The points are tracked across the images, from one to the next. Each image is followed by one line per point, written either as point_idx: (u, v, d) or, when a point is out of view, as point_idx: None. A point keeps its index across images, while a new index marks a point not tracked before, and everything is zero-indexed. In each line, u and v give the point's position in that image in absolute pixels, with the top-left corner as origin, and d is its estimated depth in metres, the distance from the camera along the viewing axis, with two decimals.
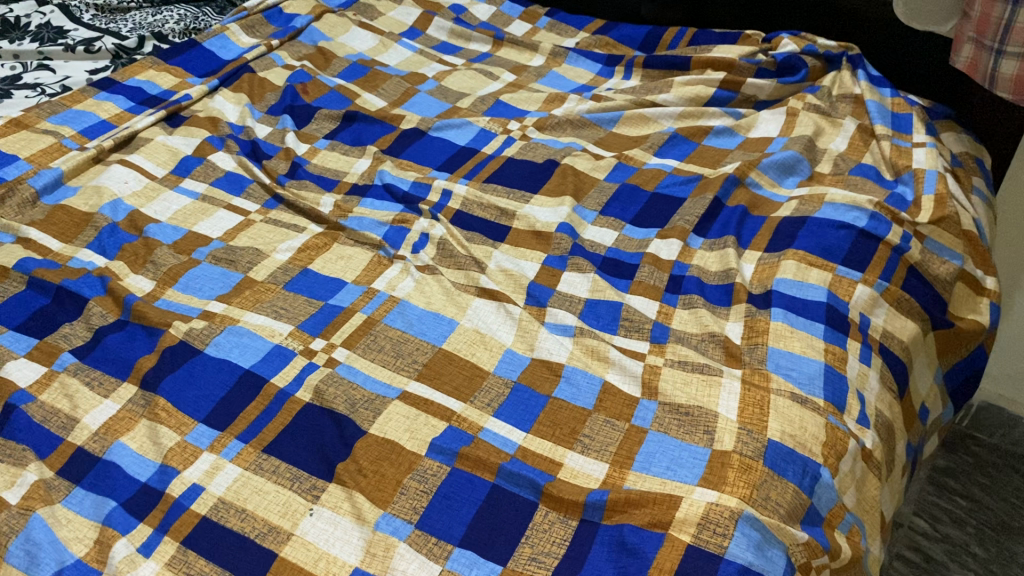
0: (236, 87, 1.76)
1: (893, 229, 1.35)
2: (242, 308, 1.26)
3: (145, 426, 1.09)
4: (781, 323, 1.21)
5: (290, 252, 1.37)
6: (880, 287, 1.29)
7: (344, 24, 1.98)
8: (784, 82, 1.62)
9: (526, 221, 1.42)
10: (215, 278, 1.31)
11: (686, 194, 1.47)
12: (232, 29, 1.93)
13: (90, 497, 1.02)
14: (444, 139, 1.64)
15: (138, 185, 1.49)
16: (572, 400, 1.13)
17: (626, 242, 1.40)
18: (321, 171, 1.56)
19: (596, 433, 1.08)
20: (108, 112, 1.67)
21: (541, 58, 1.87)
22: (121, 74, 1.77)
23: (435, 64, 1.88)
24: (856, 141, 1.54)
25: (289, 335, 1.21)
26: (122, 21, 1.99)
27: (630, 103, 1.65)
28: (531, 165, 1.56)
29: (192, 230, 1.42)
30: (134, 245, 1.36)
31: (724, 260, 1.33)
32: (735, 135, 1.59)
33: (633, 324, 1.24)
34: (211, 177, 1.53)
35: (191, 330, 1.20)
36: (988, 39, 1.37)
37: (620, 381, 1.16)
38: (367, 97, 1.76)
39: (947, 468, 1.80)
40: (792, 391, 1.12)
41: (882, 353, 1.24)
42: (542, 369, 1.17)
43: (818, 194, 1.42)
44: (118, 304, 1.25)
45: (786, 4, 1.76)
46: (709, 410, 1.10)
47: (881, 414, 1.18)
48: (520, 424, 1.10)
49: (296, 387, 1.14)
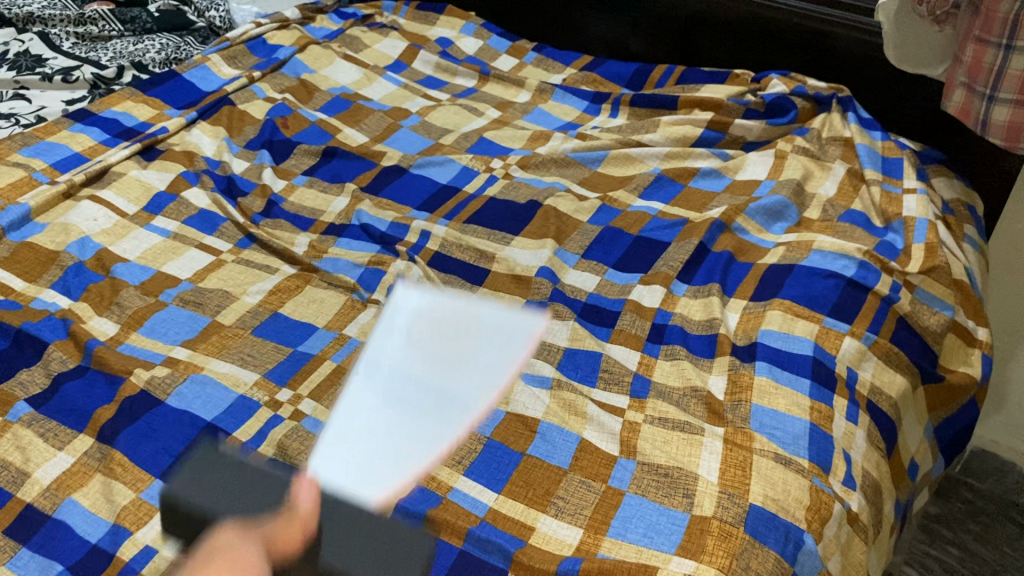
0: (214, 120, 1.72)
1: (882, 279, 1.31)
2: (207, 355, 1.21)
3: (99, 482, 1.04)
4: (765, 379, 1.17)
5: (260, 295, 1.33)
6: (869, 340, 1.24)
7: (329, 56, 1.96)
8: (772, 124, 1.60)
9: (506, 265, 1.38)
10: (182, 322, 1.27)
11: (671, 238, 1.43)
12: (214, 59, 1.90)
13: (36, 559, 0.96)
14: (426, 177, 1.60)
15: (108, 223, 1.45)
16: (548, 459, 1.08)
17: (608, 287, 1.36)
18: (298, 209, 1.53)
19: (571, 494, 1.04)
20: (82, 145, 1.63)
21: (527, 94, 1.85)
22: (97, 105, 1.73)
23: (419, 98, 1.85)
24: (844, 186, 1.50)
25: (254, 385, 1.17)
26: (103, 49, 1.95)
27: (616, 143, 1.63)
28: (514, 206, 1.52)
29: (160, 270, 1.37)
30: (99, 286, 1.32)
31: (707, 309, 1.28)
32: (721, 177, 1.56)
33: (613, 376, 1.20)
34: (184, 214, 1.49)
35: (152, 378, 1.15)
36: (980, 85, 1.34)
37: (597, 438, 1.11)
38: (349, 132, 1.73)
39: (938, 515, 1.75)
40: (775, 451, 1.07)
41: (869, 410, 1.19)
42: (516, 424, 1.13)
43: (806, 241, 1.39)
44: (80, 349, 1.21)
45: (774, 45, 1.74)
46: (689, 472, 1.05)
47: (868, 475, 1.13)
48: (492, 484, 1.05)
49: (259, 441, 1.08)
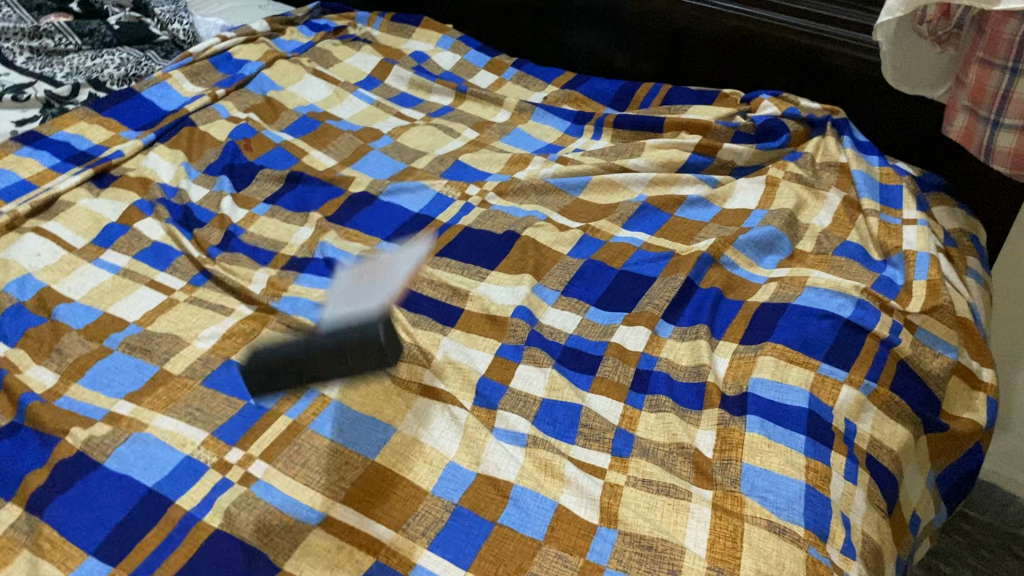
0: (173, 142, 1.63)
1: (881, 319, 1.23)
2: (153, 410, 1.11)
3: (26, 560, 0.95)
4: (758, 435, 1.08)
5: (212, 340, 1.22)
6: (868, 388, 1.16)
7: (297, 72, 1.86)
8: (763, 148, 1.51)
9: (480, 302, 1.29)
10: (126, 370, 1.17)
11: (656, 273, 1.34)
12: (175, 76, 1.80)
13: None
14: (395, 205, 1.51)
15: (52, 258, 1.35)
16: (521, 528, 0.99)
17: (590, 328, 1.27)
18: (258, 241, 1.43)
19: (546, 570, 0.94)
20: (30, 171, 1.53)
21: (505, 113, 1.75)
22: (49, 127, 1.63)
23: (392, 117, 1.75)
24: (841, 216, 1.41)
25: (202, 444, 1.06)
26: (59, 64, 1.85)
27: (598, 168, 1.54)
28: (489, 237, 1.43)
29: (107, 311, 1.27)
30: (39, 330, 1.23)
31: (695, 354, 1.19)
32: (709, 206, 1.47)
33: (593, 432, 1.10)
34: (135, 247, 1.39)
35: (90, 439, 1.06)
36: (984, 109, 1.24)
37: (575, 502, 1.02)
38: (316, 155, 1.63)
39: (935, 550, 1.63)
40: (768, 519, 0.99)
41: (869, 467, 1.11)
42: (487, 488, 1.03)
43: (799, 277, 1.30)
44: (13, 404, 1.11)
45: (765, 62, 1.65)
46: (674, 543, 0.96)
47: (869, 539, 1.04)
48: (459, 559, 0.96)
49: (205, 509, 0.99)
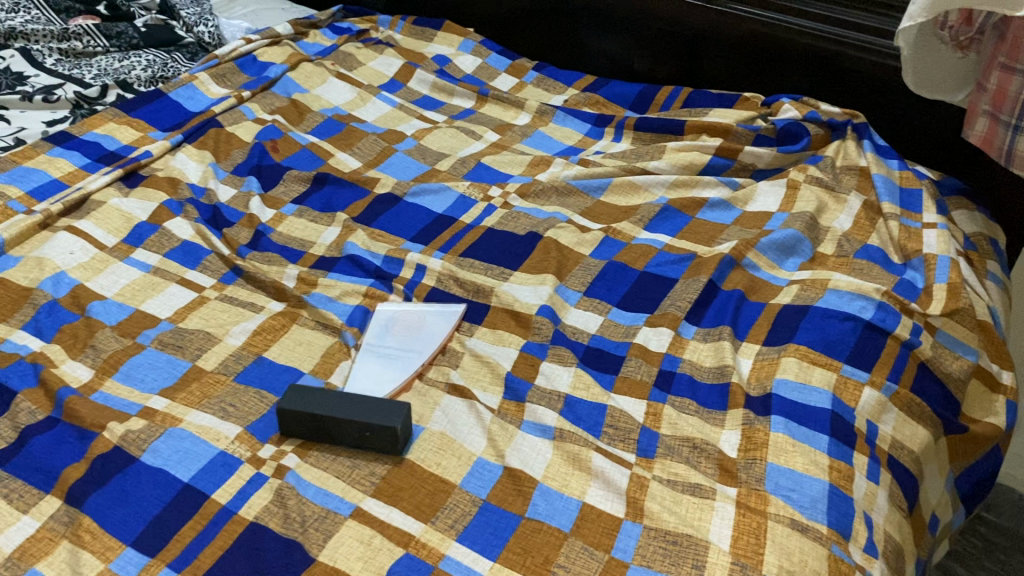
0: (200, 143, 1.65)
1: (902, 322, 1.24)
2: (187, 405, 1.13)
3: (66, 549, 0.97)
4: (782, 435, 1.09)
5: (244, 336, 1.25)
6: (889, 390, 1.17)
7: (321, 74, 1.88)
8: (784, 151, 1.52)
9: (505, 300, 1.31)
10: (160, 367, 1.19)
11: (678, 274, 1.36)
12: (201, 78, 1.82)
13: None
14: (419, 206, 1.53)
15: (85, 256, 1.38)
16: (547, 520, 1.01)
17: (612, 329, 1.28)
18: (286, 241, 1.45)
19: (572, 562, 0.96)
20: (61, 170, 1.56)
21: (527, 116, 1.77)
22: (79, 128, 1.66)
23: (415, 120, 1.78)
24: (861, 219, 1.43)
25: (235, 438, 1.09)
26: (87, 66, 1.88)
27: (620, 170, 1.55)
28: (512, 238, 1.44)
29: (139, 309, 1.30)
30: (74, 326, 1.25)
31: (718, 355, 1.21)
32: (731, 208, 1.48)
33: (618, 432, 1.12)
34: (165, 247, 1.42)
35: (126, 433, 1.08)
36: (1005, 114, 1.25)
37: (601, 497, 1.04)
38: (341, 157, 1.66)
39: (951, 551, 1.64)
40: (791, 517, 1.00)
41: (891, 467, 1.12)
42: (513, 483, 1.06)
43: (821, 279, 1.31)
44: (50, 398, 1.14)
45: (785, 66, 1.67)
46: (699, 539, 0.98)
47: (890, 539, 1.06)
48: (486, 550, 0.98)
49: (240, 503, 1.02)
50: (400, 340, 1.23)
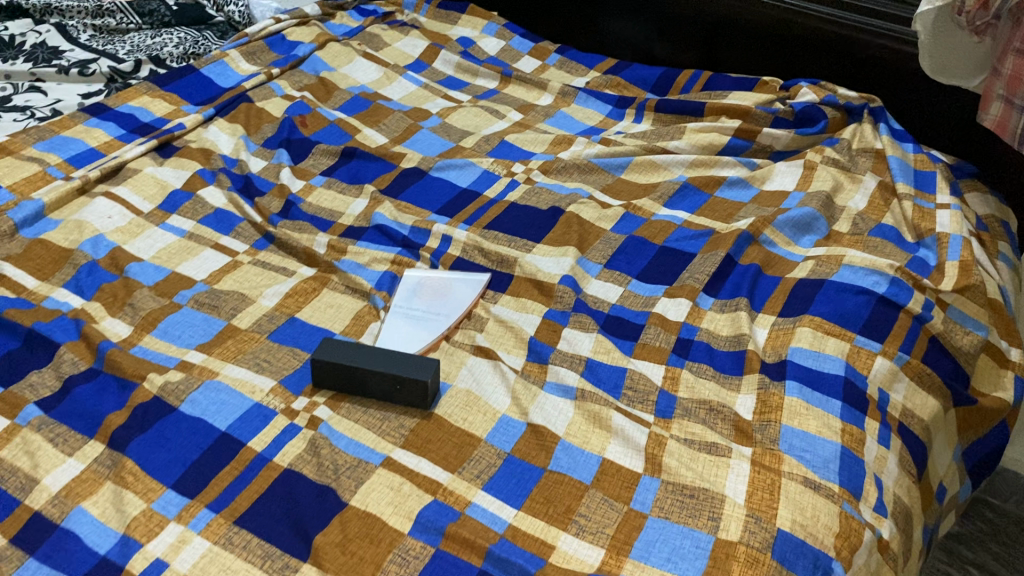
0: (232, 117, 1.70)
1: (915, 296, 1.28)
2: (223, 359, 1.18)
3: (110, 490, 1.01)
4: (796, 399, 1.13)
5: (277, 298, 1.30)
6: (901, 360, 1.21)
7: (348, 54, 1.93)
8: (801, 133, 1.56)
9: (528, 269, 1.34)
10: (196, 325, 1.24)
11: (696, 249, 1.39)
12: (232, 55, 1.87)
13: (43, 570, 0.93)
14: (445, 180, 1.57)
15: (122, 221, 1.43)
16: (569, 473, 1.06)
17: (632, 299, 1.32)
18: (316, 211, 1.50)
19: (593, 512, 1.01)
20: (97, 140, 1.61)
21: (549, 97, 1.81)
22: (114, 100, 1.70)
23: (440, 99, 1.82)
24: (876, 200, 1.46)
25: (270, 391, 1.14)
26: (120, 42, 1.92)
27: (641, 149, 1.59)
28: (535, 212, 1.48)
29: (175, 271, 1.35)
30: (113, 286, 1.30)
31: (735, 324, 1.25)
32: (749, 187, 1.52)
33: (637, 394, 1.16)
34: (199, 213, 1.47)
35: (166, 384, 1.13)
36: (1019, 98, 1.28)
37: (621, 453, 1.08)
38: (368, 133, 1.70)
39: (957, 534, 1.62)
40: (804, 475, 1.04)
41: (901, 434, 1.16)
42: (536, 438, 1.10)
43: (836, 255, 1.35)
44: (91, 351, 1.18)
45: (804, 51, 1.71)
46: (716, 493, 1.02)
47: (899, 501, 1.10)
48: (511, 499, 1.02)
49: (275, 451, 1.06)
50: (427, 303, 1.28)
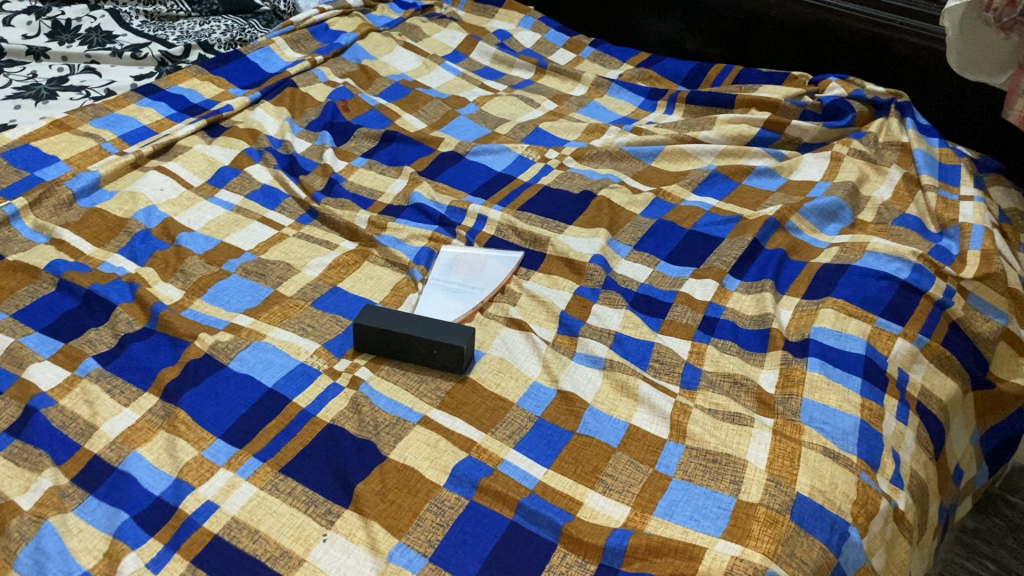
0: (277, 100, 1.76)
1: (936, 283, 1.32)
2: (270, 323, 1.25)
3: (163, 438, 1.07)
4: (818, 374, 1.17)
5: (320, 269, 1.36)
6: (921, 342, 1.25)
7: (389, 44, 2.00)
8: (829, 126, 1.61)
9: (560, 248, 1.39)
10: (244, 291, 1.31)
11: (724, 234, 1.44)
12: (278, 42, 1.94)
13: (103, 507, 0.99)
14: (481, 164, 1.63)
15: (173, 193, 1.50)
16: (596, 436, 1.10)
17: (660, 279, 1.37)
18: (357, 189, 1.56)
19: (619, 472, 1.06)
20: (150, 119, 1.68)
21: (583, 88, 1.87)
22: (165, 81, 1.78)
23: (476, 88, 1.88)
24: (900, 190, 1.51)
25: (314, 353, 1.20)
26: (170, 28, 1.99)
27: (671, 138, 1.64)
28: (567, 196, 1.54)
29: (224, 241, 1.41)
30: (165, 253, 1.37)
31: (760, 305, 1.29)
32: (776, 176, 1.57)
33: (664, 365, 1.21)
34: (246, 189, 1.53)
35: (216, 343, 1.19)
36: None
37: (647, 421, 1.13)
38: (407, 118, 1.76)
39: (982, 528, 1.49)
40: (824, 445, 1.08)
41: (919, 412, 1.19)
42: (566, 404, 1.15)
43: (860, 242, 1.39)
44: (145, 311, 1.25)
45: (835, 48, 1.76)
46: (738, 458, 1.06)
47: (916, 475, 1.13)
48: (541, 459, 1.07)
49: (318, 408, 1.12)
50: (462, 277, 1.33)
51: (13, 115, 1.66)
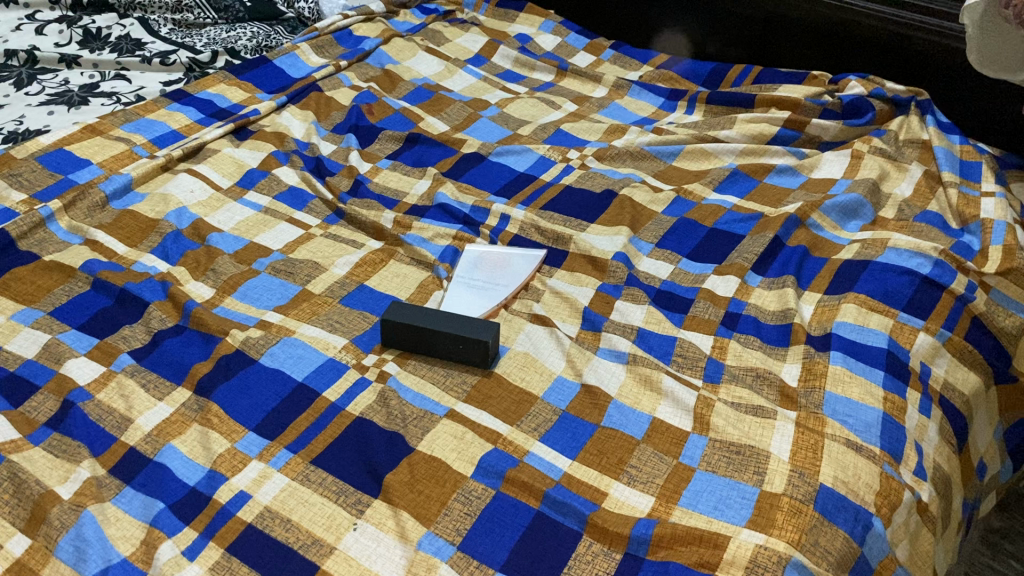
0: (303, 104, 1.80)
1: (958, 278, 1.32)
2: (299, 320, 1.27)
3: (197, 431, 1.10)
4: (840, 367, 1.18)
5: (348, 267, 1.39)
6: (943, 336, 1.26)
7: (411, 49, 2.03)
8: (849, 124, 1.62)
9: (582, 246, 1.41)
10: (274, 289, 1.34)
11: (746, 231, 1.45)
12: (302, 48, 1.97)
13: (139, 497, 1.02)
14: (504, 164, 1.65)
15: (203, 195, 1.53)
16: (621, 429, 1.12)
17: (682, 276, 1.38)
18: (382, 190, 1.59)
19: (643, 464, 1.07)
20: (179, 123, 1.72)
21: (603, 90, 1.90)
22: (193, 87, 1.81)
23: (498, 91, 1.91)
24: (921, 187, 1.52)
25: (342, 348, 1.23)
26: (197, 35, 2.03)
27: (692, 138, 1.66)
28: (589, 195, 1.55)
29: (253, 241, 1.45)
30: (196, 253, 1.40)
31: (782, 300, 1.30)
32: (797, 174, 1.58)
33: (687, 360, 1.22)
34: (274, 190, 1.57)
35: (247, 339, 1.22)
36: None
37: (670, 413, 1.14)
38: (430, 121, 1.79)
39: (1009, 527, 1.47)
40: (847, 437, 1.09)
41: (942, 405, 1.20)
42: (590, 398, 1.16)
43: (881, 239, 1.39)
44: (177, 309, 1.28)
45: (854, 47, 1.78)
46: (762, 450, 1.07)
47: (939, 467, 1.14)
48: (566, 450, 1.09)
49: (347, 401, 1.15)
50: (487, 274, 1.35)
51: (46, 120, 1.69)
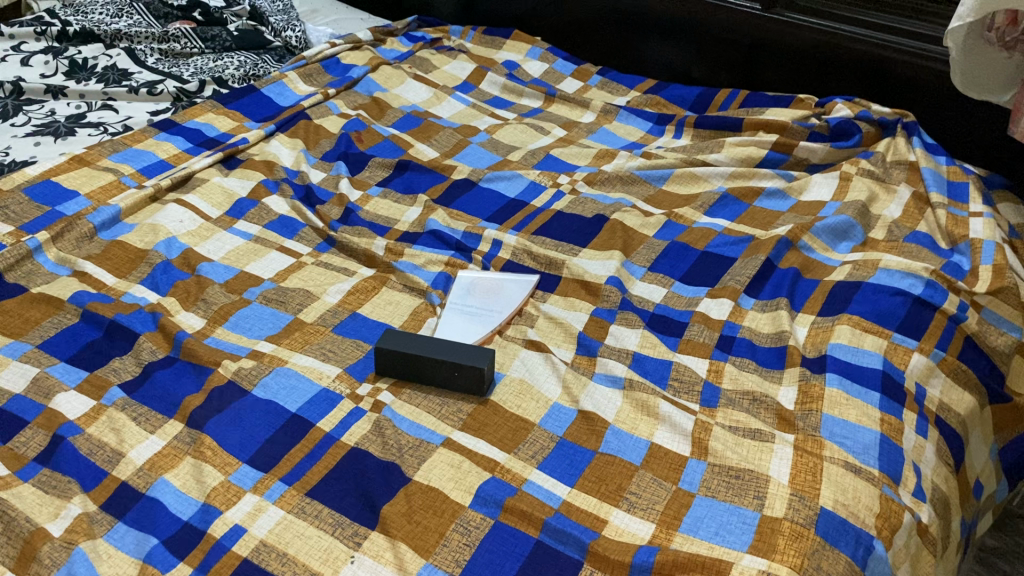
0: (292, 132, 1.80)
1: (950, 298, 1.33)
2: (291, 349, 1.26)
3: (189, 464, 1.08)
4: (836, 390, 1.18)
5: (340, 295, 1.38)
6: (937, 356, 1.26)
7: (399, 76, 2.03)
8: (837, 146, 1.63)
9: (575, 271, 1.41)
10: (265, 319, 1.33)
11: (737, 254, 1.45)
12: (290, 76, 1.97)
13: (131, 533, 1.00)
14: (494, 191, 1.65)
15: (192, 225, 1.53)
16: (619, 455, 1.11)
17: (676, 299, 1.38)
18: (373, 217, 1.58)
19: (643, 490, 1.06)
20: (167, 152, 1.71)
21: (592, 115, 1.91)
22: (181, 116, 1.81)
23: (487, 117, 1.92)
24: (910, 209, 1.53)
25: (336, 378, 1.22)
26: (184, 65, 2.02)
27: (681, 162, 1.67)
28: (580, 220, 1.55)
29: (244, 269, 1.44)
30: (186, 283, 1.38)
31: (776, 323, 1.31)
32: (786, 197, 1.59)
33: (683, 384, 1.22)
34: (265, 219, 1.56)
35: (239, 370, 1.21)
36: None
37: (668, 439, 1.13)
38: (420, 147, 1.79)
39: (1005, 548, 1.46)
40: (846, 460, 1.09)
41: (938, 426, 1.20)
42: (587, 424, 1.16)
43: (872, 260, 1.40)
44: (168, 340, 1.26)
45: (839, 71, 1.80)
46: (761, 474, 1.07)
47: (938, 488, 1.14)
48: (565, 478, 1.08)
49: (342, 432, 1.13)
50: (480, 300, 1.35)
51: (33, 152, 1.68)
